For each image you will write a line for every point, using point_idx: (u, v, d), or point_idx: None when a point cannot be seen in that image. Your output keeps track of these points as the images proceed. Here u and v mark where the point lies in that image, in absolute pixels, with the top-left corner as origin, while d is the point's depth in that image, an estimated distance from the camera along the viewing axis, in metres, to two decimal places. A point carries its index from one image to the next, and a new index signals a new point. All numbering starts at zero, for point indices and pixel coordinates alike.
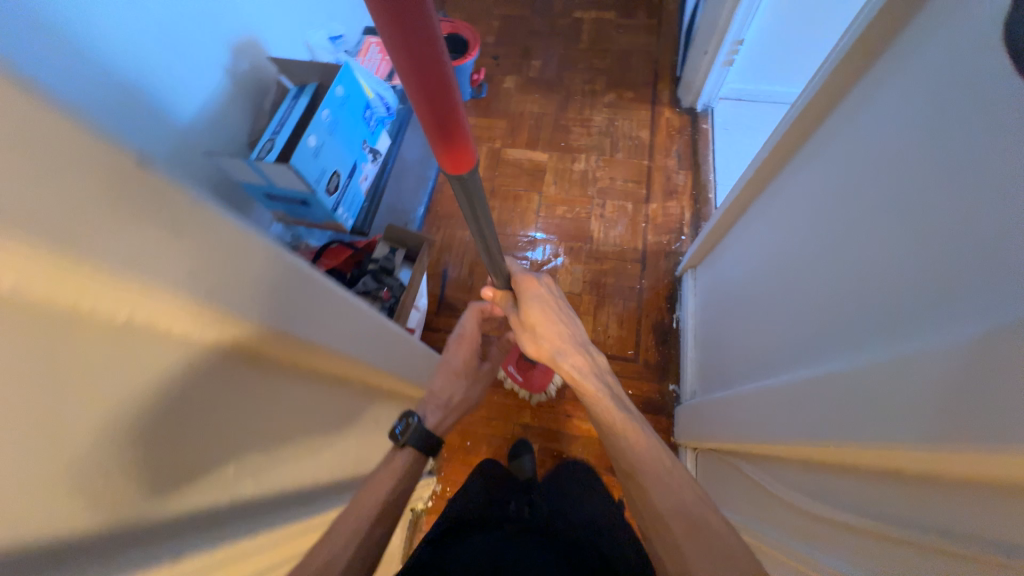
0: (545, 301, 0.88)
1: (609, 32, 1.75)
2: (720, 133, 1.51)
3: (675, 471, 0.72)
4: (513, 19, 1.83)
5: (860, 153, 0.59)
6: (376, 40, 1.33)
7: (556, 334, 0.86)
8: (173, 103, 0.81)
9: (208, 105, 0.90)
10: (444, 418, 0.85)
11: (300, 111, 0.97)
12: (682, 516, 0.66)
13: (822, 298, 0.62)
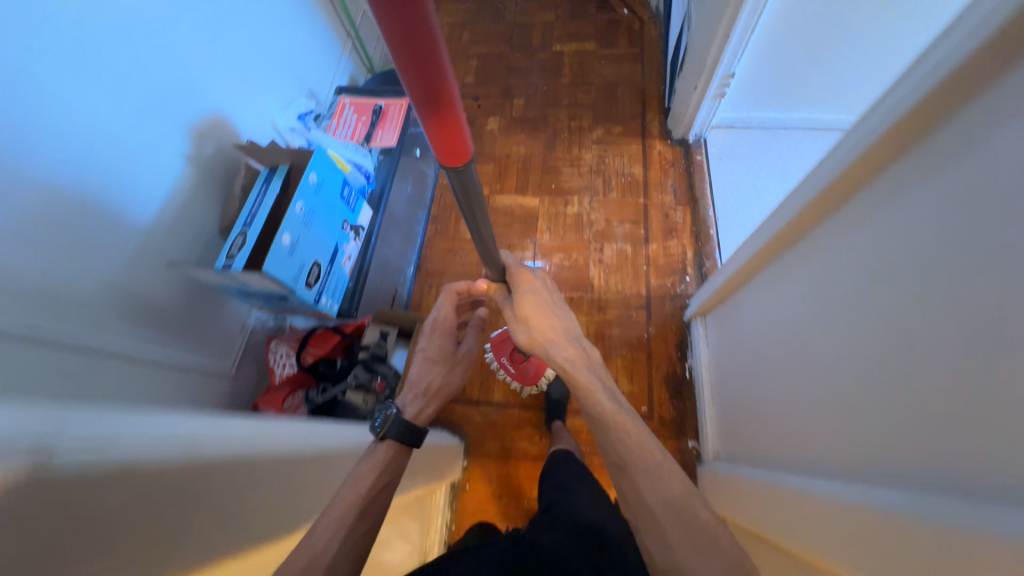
0: (539, 295, 0.84)
1: (592, 65, 1.70)
2: (716, 164, 1.46)
3: (667, 463, 0.67)
4: (492, 57, 1.78)
5: (897, 247, 0.52)
6: (350, 100, 1.26)
7: (552, 327, 0.81)
8: (121, 208, 0.81)
9: (166, 201, 0.89)
10: (422, 407, 0.81)
11: (272, 199, 0.91)
12: (671, 508, 0.62)
13: (868, 396, 0.55)
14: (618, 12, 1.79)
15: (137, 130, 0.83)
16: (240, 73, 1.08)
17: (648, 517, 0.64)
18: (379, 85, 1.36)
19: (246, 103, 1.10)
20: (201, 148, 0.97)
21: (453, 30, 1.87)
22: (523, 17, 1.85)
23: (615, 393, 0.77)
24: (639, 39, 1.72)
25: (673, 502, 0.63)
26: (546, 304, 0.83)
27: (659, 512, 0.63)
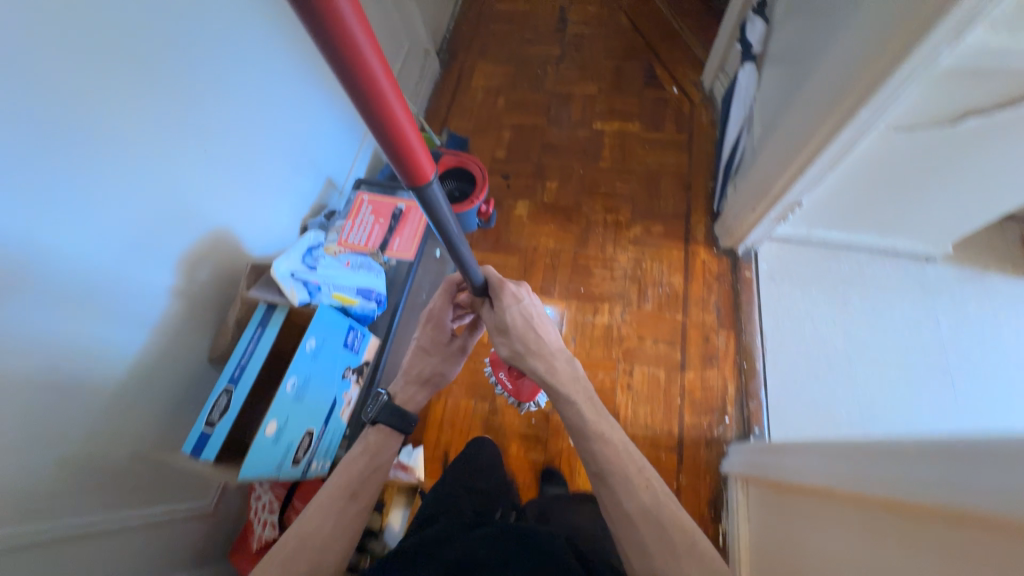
0: (522, 308, 0.85)
1: (635, 149, 1.57)
2: (767, 284, 1.30)
3: (642, 475, 0.73)
4: (527, 130, 1.66)
5: None
6: (369, 195, 1.15)
7: (533, 341, 0.84)
8: (90, 367, 0.70)
9: (140, 347, 0.78)
10: (417, 392, 0.88)
11: (263, 351, 0.80)
12: (646, 516, 0.68)
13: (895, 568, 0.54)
14: (667, 92, 1.66)
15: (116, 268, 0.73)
16: (247, 173, 0.98)
17: (623, 523, 0.70)
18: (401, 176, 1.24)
19: (249, 205, 1.00)
20: (191, 272, 0.86)
21: (488, 95, 1.75)
22: (563, 87, 1.73)
23: (593, 406, 0.83)
24: (689, 125, 1.58)
25: (647, 509, 0.69)
26: (532, 321, 0.85)
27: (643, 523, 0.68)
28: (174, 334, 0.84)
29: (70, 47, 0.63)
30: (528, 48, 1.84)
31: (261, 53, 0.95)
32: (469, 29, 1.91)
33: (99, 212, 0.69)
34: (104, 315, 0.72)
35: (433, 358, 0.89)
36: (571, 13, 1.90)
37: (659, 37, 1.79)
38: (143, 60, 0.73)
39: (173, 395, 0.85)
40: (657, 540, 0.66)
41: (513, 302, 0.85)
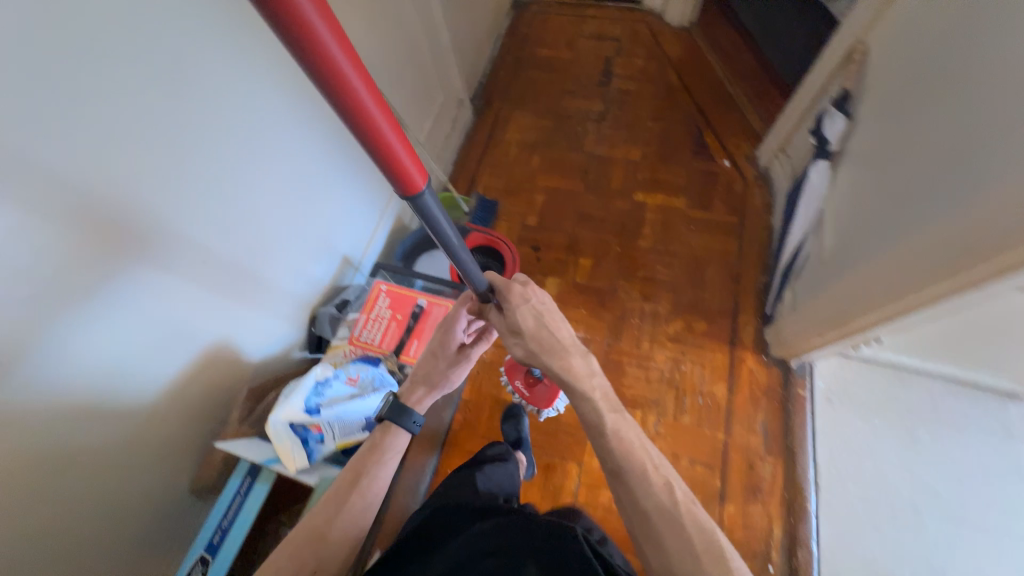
0: (533, 308, 0.71)
1: (679, 230, 1.43)
2: (823, 406, 1.16)
3: (661, 469, 0.66)
4: (561, 195, 1.53)
5: None
6: (388, 285, 1.03)
7: (547, 341, 0.70)
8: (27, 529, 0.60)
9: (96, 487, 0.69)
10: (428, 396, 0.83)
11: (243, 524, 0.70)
12: (663, 511, 0.62)
13: None
14: (718, 165, 1.52)
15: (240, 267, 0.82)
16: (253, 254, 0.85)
17: (640, 521, 0.63)
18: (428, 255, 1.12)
19: (253, 288, 0.87)
20: (178, 394, 0.77)
21: (522, 151, 1.63)
22: (605, 149, 1.60)
23: (614, 404, 0.71)
24: (741, 208, 1.44)
25: (665, 507, 0.62)
26: (545, 318, 0.71)
27: (665, 532, 0.61)
28: None
29: (24, 174, 0.51)
30: (569, 101, 1.72)
31: (277, 136, 0.84)
32: (507, 75, 1.79)
33: (238, 216, 0.79)
34: (223, 313, 0.80)
35: (436, 361, 0.83)
36: (617, 66, 1.78)
37: (712, 101, 1.65)
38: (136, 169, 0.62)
39: None
40: (673, 536, 0.61)
41: (519, 298, 0.71)
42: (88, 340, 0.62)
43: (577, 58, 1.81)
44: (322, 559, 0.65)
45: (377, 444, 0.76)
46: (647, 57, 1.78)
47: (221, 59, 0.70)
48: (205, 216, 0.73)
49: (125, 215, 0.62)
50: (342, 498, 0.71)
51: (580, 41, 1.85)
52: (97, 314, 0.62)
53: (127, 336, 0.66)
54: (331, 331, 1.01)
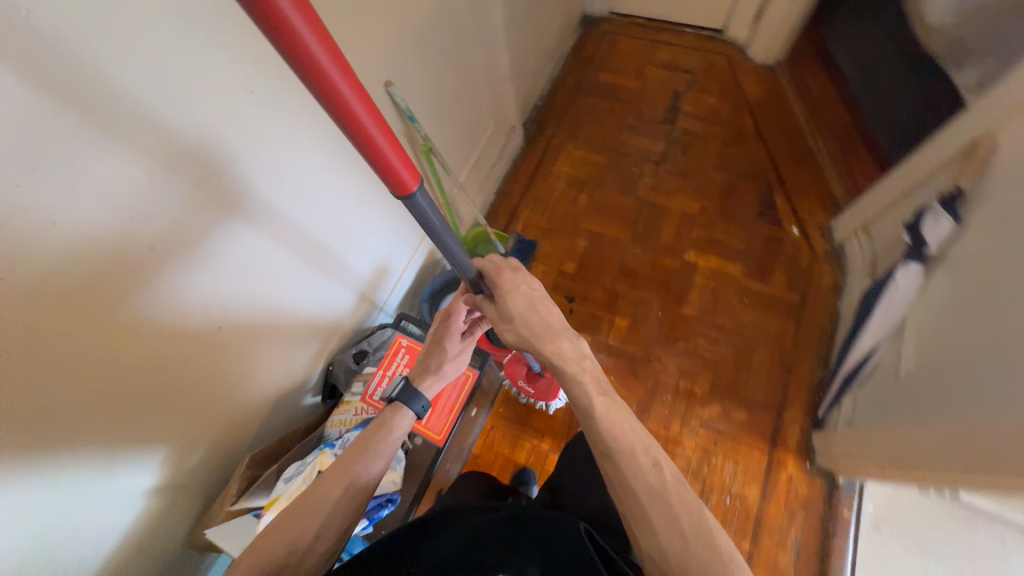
0: (527, 294, 0.69)
1: (731, 301, 1.30)
2: (869, 536, 1.03)
3: (652, 451, 0.64)
4: (606, 243, 1.42)
5: None
6: (409, 339, 0.97)
7: (541, 328, 0.68)
8: None
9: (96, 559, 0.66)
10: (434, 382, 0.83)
11: None
12: (655, 497, 0.60)
13: None
14: (785, 232, 1.37)
15: (319, 237, 0.85)
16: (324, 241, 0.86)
17: (631, 504, 0.61)
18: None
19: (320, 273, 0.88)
20: (180, 462, 0.72)
21: (571, 189, 1.52)
22: (660, 197, 1.48)
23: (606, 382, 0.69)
24: (805, 286, 1.29)
25: (659, 492, 0.61)
26: (537, 303, 0.69)
27: (654, 515, 0.60)
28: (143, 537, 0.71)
29: (116, 171, 0.51)
30: (627, 137, 1.59)
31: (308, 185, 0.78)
32: (564, 101, 1.68)
33: (321, 189, 0.82)
34: (300, 282, 0.83)
35: (444, 350, 0.84)
36: (685, 103, 1.63)
37: (788, 156, 1.48)
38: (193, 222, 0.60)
39: None
40: (663, 521, 0.59)
41: (514, 281, 0.69)
42: (199, 284, 0.64)
43: (643, 89, 1.67)
44: (320, 528, 0.62)
45: (385, 426, 0.74)
46: (720, 96, 1.62)
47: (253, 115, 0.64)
48: (295, 183, 0.76)
49: (225, 179, 0.63)
50: (341, 474, 0.67)
51: (648, 71, 1.71)
52: (202, 264, 0.64)
53: (227, 285, 0.69)
54: (345, 384, 0.96)
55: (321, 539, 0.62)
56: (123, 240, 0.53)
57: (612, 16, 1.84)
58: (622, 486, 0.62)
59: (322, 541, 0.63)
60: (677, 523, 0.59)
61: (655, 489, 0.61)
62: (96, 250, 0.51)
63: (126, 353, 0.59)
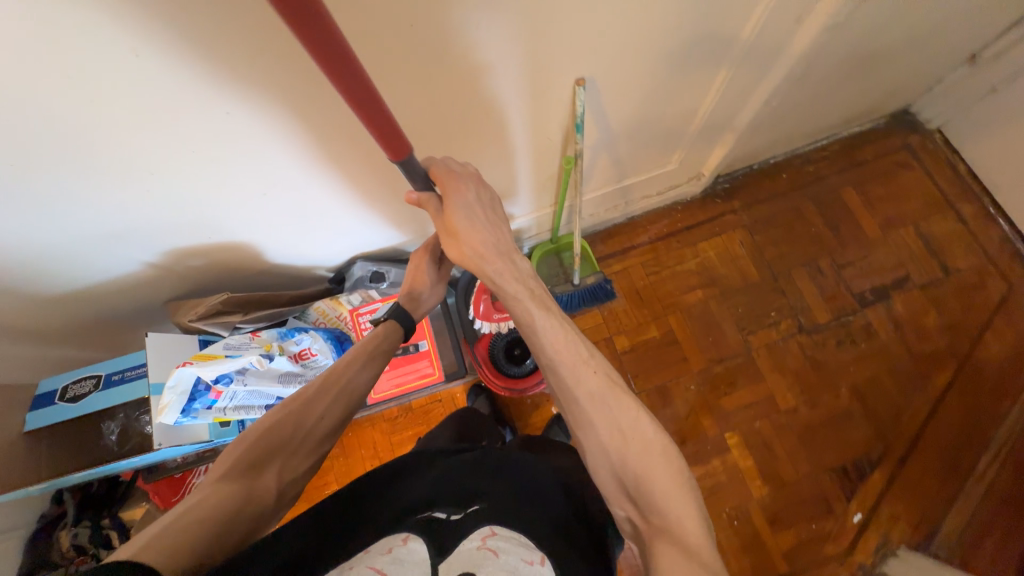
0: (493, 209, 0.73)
1: (724, 508, 1.12)
2: None
3: (593, 360, 0.67)
4: (672, 353, 1.24)
5: None
6: None
7: (482, 246, 0.69)
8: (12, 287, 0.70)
9: (83, 287, 0.76)
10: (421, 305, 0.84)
11: (131, 397, 0.74)
12: (596, 399, 0.63)
13: None
14: (843, 509, 1.11)
15: (459, 158, 0.83)
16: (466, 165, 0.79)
17: (576, 410, 0.65)
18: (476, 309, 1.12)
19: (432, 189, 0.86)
20: (182, 259, 0.78)
21: (695, 275, 1.29)
22: (766, 362, 1.22)
23: (549, 305, 0.72)
24: (801, 568, 1.08)
25: (598, 395, 0.64)
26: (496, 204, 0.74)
27: (598, 419, 0.62)
28: (124, 292, 0.81)
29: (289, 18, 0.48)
30: (802, 277, 1.28)
31: (428, 111, 0.70)
32: (780, 187, 1.35)
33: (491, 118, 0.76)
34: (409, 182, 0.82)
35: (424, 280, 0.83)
36: (899, 299, 1.25)
37: (943, 444, 1.14)
38: (268, 92, 0.56)
39: (91, 322, 0.84)
40: (604, 421, 0.62)
41: (462, 187, 0.69)
42: (319, 139, 0.66)
43: (873, 243, 1.30)
44: (325, 410, 0.66)
45: (386, 340, 0.76)
46: (944, 326, 1.22)
47: (408, 23, 0.54)
48: (474, 100, 0.71)
49: (408, 65, 0.60)
50: (339, 372, 0.70)
51: (901, 232, 1.30)
52: (332, 125, 0.64)
53: (347, 148, 0.69)
54: (349, 286, 0.97)
55: (326, 420, 0.66)
56: (265, 74, 0.54)
57: (928, 138, 1.36)
58: (573, 398, 0.65)
59: (325, 422, 0.67)
60: (629, 441, 0.60)
61: (604, 402, 0.63)
62: (206, 72, 0.51)
63: (224, 155, 0.63)
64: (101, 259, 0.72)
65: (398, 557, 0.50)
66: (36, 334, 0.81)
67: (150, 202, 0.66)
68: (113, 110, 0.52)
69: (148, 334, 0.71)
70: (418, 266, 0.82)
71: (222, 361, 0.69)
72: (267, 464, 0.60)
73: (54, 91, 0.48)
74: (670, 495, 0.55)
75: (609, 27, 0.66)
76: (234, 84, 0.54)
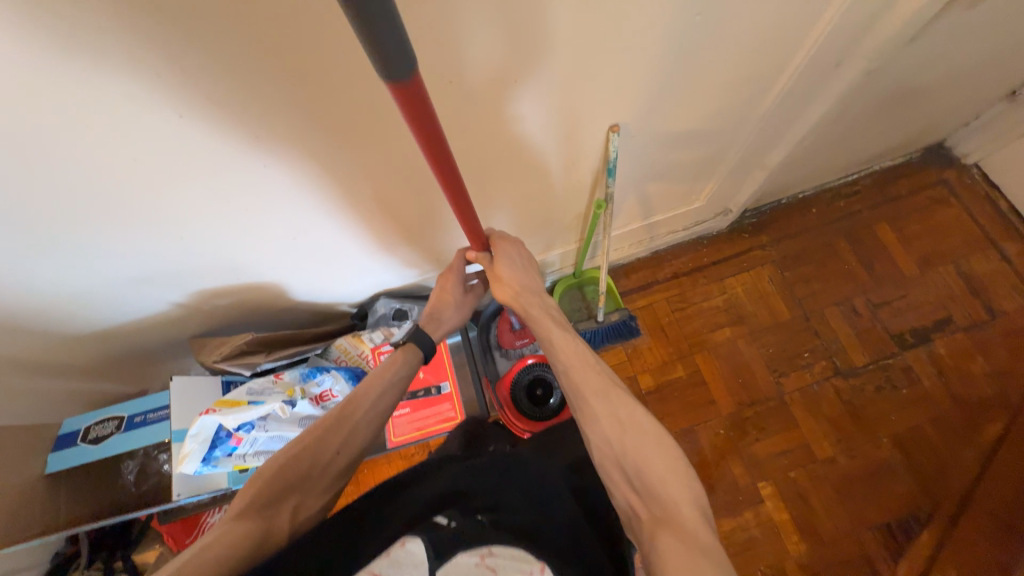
0: (519, 259, 0.76)
1: (757, 565, 1.05)
2: None
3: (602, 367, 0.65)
4: (699, 393, 1.19)
5: None
6: None
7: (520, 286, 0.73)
8: (44, 327, 0.70)
9: (111, 326, 0.76)
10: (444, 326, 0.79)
11: (151, 441, 0.73)
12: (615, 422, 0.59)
13: None
14: (889, 570, 1.03)
15: (486, 199, 0.83)
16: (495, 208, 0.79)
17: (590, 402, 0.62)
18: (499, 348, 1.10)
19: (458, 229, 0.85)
20: (209, 298, 0.78)
21: (723, 312, 1.25)
22: (800, 405, 1.16)
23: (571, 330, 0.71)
24: None
25: (605, 390, 0.62)
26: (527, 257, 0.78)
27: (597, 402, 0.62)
28: (150, 330, 0.81)
29: (327, 76, 0.49)
30: (835, 316, 1.23)
31: (458, 154, 0.69)
32: (810, 222, 1.32)
33: (519, 162, 0.76)
34: (435, 223, 0.81)
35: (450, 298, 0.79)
36: (940, 341, 1.19)
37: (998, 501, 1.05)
38: (303, 145, 0.56)
39: (118, 358, 0.85)
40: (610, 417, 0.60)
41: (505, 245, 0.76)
42: (348, 185, 0.66)
43: (910, 282, 1.24)
44: (343, 444, 0.62)
45: (406, 365, 0.71)
46: (991, 371, 1.15)
47: (446, 73, 0.54)
48: (503, 146, 0.71)
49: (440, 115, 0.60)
50: (359, 400, 0.66)
51: (939, 270, 1.25)
52: (363, 172, 0.64)
53: (376, 193, 0.69)
54: (372, 323, 0.96)
55: (344, 454, 0.62)
56: (301, 127, 0.54)
57: (966, 173, 1.31)
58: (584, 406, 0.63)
59: (343, 457, 0.62)
60: (626, 433, 0.58)
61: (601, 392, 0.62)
62: (245, 126, 0.52)
63: (256, 202, 0.63)
64: (131, 300, 0.72)
65: (396, 560, 0.51)
66: (64, 372, 0.81)
67: (183, 247, 0.66)
68: (154, 164, 0.53)
69: (173, 378, 0.70)
70: (445, 286, 0.79)
71: (244, 408, 0.68)
72: (282, 501, 0.56)
73: (94, 146, 0.48)
74: (666, 481, 0.54)
75: (644, 72, 0.65)
76: (271, 137, 0.54)
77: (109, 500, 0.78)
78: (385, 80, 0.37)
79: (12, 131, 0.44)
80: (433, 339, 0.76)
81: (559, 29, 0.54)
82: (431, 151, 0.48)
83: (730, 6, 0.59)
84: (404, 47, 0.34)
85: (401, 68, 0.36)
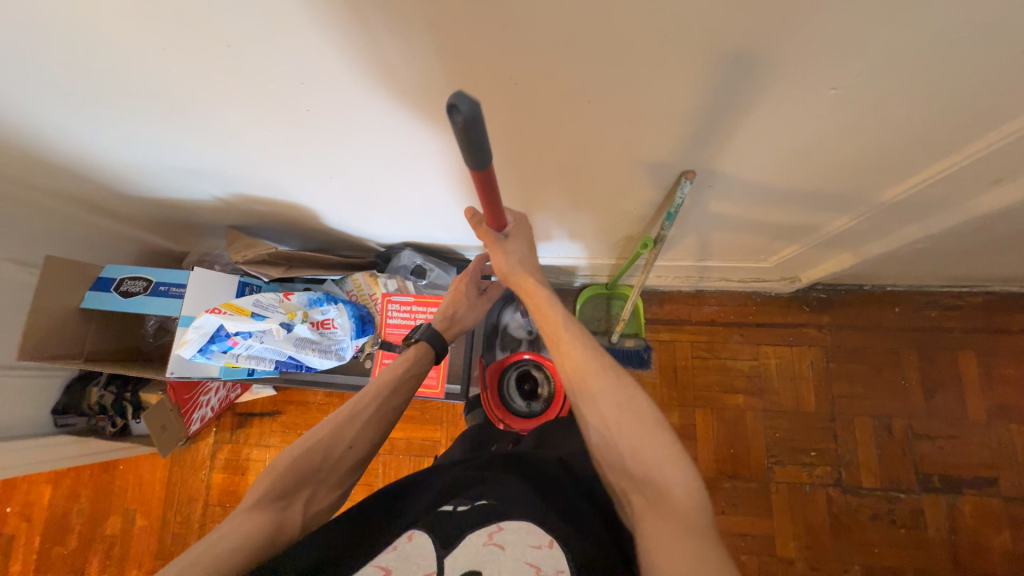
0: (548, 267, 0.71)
1: None
2: None
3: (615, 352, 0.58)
4: (688, 448, 1.14)
5: None
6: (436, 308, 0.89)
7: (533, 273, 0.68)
8: (105, 180, 0.76)
9: (161, 198, 0.82)
10: (459, 325, 0.82)
11: (166, 312, 0.79)
12: (628, 400, 0.53)
13: None
14: None
15: (537, 191, 0.77)
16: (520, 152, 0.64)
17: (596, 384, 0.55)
18: (508, 333, 1.12)
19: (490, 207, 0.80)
20: (248, 202, 0.81)
21: (745, 378, 1.17)
22: (784, 499, 1.10)
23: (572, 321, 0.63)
24: None
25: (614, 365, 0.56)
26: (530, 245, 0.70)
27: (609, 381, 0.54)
28: (193, 210, 0.86)
29: (405, 38, 0.45)
30: (864, 427, 1.12)
31: (521, 147, 0.64)
32: (884, 320, 1.16)
33: (583, 170, 0.69)
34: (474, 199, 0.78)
35: (462, 300, 0.82)
36: (970, 498, 1.06)
37: None
38: (368, 97, 0.54)
39: (163, 221, 0.91)
40: (614, 414, 0.53)
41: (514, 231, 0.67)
42: (399, 141, 0.63)
43: (969, 426, 1.09)
44: (355, 438, 0.61)
45: (417, 364, 0.73)
46: (1015, 552, 1.02)
47: (513, 74, 0.48)
48: (571, 153, 0.65)
49: (515, 108, 0.55)
50: (362, 402, 0.65)
51: (1009, 426, 1.08)
52: (416, 134, 0.61)
53: (424, 154, 0.66)
54: (392, 270, 0.96)
55: (355, 450, 0.62)
56: (367, 80, 0.51)
57: None
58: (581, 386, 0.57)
59: (355, 452, 0.62)
60: (626, 413, 0.53)
61: (608, 375, 0.56)
62: (317, 66, 0.50)
63: (312, 133, 0.62)
64: (181, 183, 0.76)
65: (403, 553, 0.46)
66: (116, 219, 0.89)
67: (233, 151, 0.67)
68: (206, 75, 0.52)
69: (193, 268, 0.75)
70: (458, 287, 0.82)
71: (245, 318, 0.73)
72: (297, 493, 0.56)
73: (149, 44, 0.48)
74: (676, 460, 0.49)
75: (748, 127, 0.55)
76: (341, 82, 0.52)
77: (126, 343, 0.92)
78: (470, 166, 0.45)
79: (92, 15, 0.45)
80: (443, 338, 0.79)
81: (659, 64, 0.46)
82: (487, 200, 0.54)
83: (892, 88, 0.47)
84: (485, 149, 0.42)
85: (482, 162, 0.44)
